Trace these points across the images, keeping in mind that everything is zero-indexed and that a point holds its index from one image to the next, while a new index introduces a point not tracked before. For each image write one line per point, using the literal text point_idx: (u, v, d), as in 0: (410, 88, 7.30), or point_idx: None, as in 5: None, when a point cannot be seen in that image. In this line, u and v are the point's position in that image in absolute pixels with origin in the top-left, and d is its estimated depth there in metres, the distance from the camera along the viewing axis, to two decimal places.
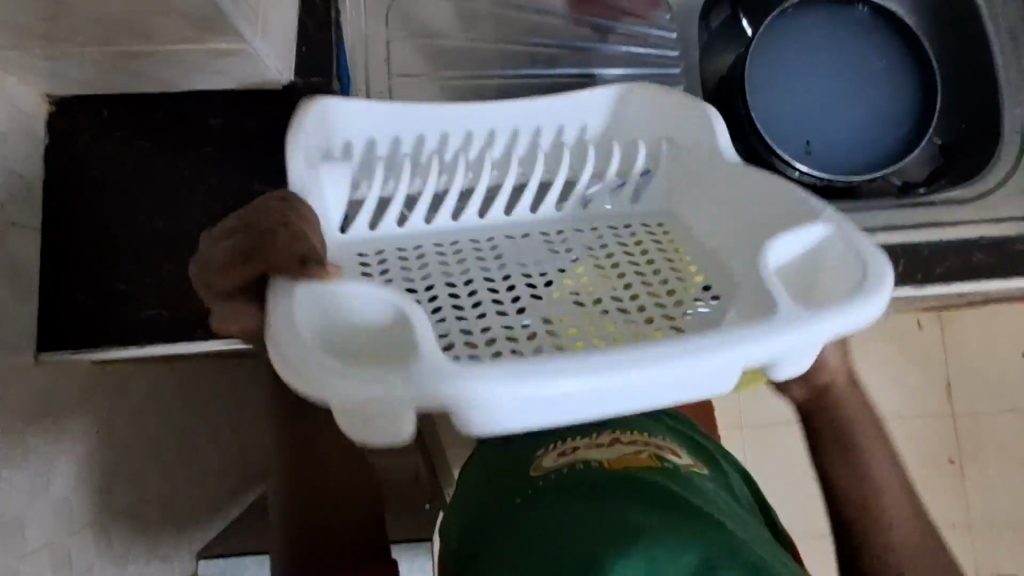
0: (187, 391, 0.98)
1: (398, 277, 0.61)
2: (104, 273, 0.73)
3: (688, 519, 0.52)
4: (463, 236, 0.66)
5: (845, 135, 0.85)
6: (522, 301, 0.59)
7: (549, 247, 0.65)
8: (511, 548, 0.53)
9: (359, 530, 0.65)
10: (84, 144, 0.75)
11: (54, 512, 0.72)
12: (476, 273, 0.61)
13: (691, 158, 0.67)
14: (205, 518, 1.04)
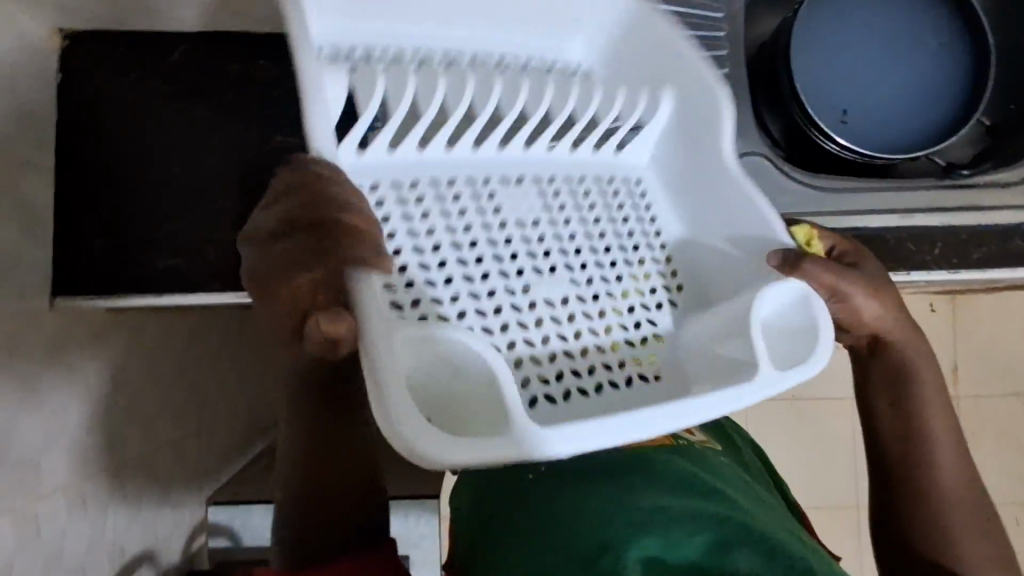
0: (199, 340, 0.98)
1: (395, 213, 0.51)
2: (121, 218, 0.72)
3: (705, 499, 0.51)
4: (460, 171, 0.55)
5: (892, 111, 0.81)
6: (526, 278, 0.53)
7: (545, 200, 0.57)
8: (525, 522, 0.53)
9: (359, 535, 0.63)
10: (99, 82, 0.72)
11: (71, 457, 0.72)
12: (476, 231, 0.53)
13: (693, 124, 0.59)
14: (214, 467, 1.05)
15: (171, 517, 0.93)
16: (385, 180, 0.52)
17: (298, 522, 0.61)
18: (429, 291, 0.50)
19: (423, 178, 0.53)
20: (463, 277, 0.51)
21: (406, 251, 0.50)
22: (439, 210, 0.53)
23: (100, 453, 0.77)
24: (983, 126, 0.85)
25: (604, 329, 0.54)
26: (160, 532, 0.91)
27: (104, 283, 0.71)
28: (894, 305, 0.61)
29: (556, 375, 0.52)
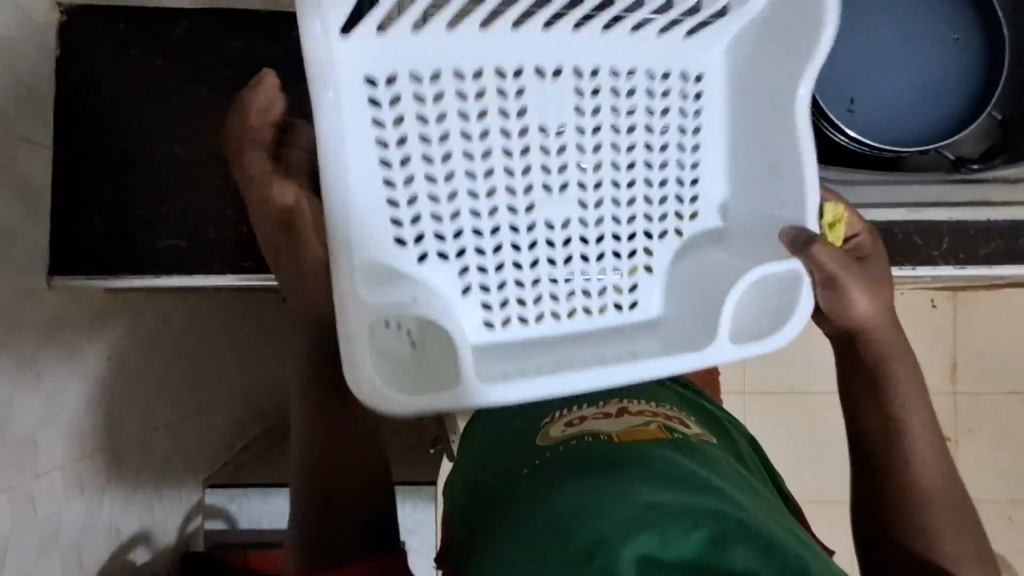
0: (196, 321, 0.97)
1: (409, 114, 0.53)
2: (120, 198, 0.71)
3: (696, 492, 0.48)
4: (490, 63, 0.54)
5: (905, 104, 0.80)
6: (531, 195, 0.56)
7: (579, 105, 0.56)
8: (517, 521, 0.51)
9: (371, 532, 0.60)
10: (97, 59, 0.71)
11: (69, 436, 0.72)
12: (493, 138, 0.54)
13: (773, 30, 0.55)
14: (212, 449, 1.05)
15: (168, 498, 0.93)
16: (402, 73, 0.52)
17: (310, 513, 0.60)
18: (431, 205, 0.54)
19: (445, 71, 0.53)
20: (467, 189, 0.55)
21: (415, 161, 0.53)
22: (457, 110, 0.54)
23: (99, 433, 0.77)
24: (995, 120, 0.83)
25: (596, 257, 0.57)
26: (157, 513, 0.91)
27: (103, 264, 0.71)
28: (880, 297, 0.61)
29: (535, 296, 0.57)
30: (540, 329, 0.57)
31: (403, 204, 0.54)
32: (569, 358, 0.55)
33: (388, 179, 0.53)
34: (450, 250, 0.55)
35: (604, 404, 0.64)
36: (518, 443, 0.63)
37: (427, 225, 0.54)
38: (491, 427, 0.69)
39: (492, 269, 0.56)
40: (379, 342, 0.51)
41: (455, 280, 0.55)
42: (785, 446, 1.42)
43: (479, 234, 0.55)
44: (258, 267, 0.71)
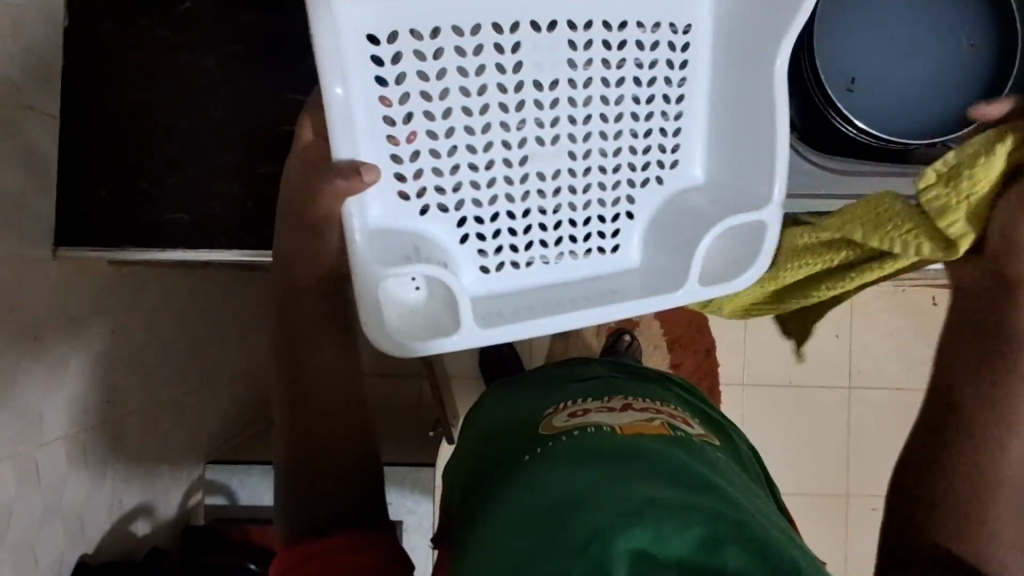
0: (197, 299, 0.97)
1: (410, 73, 0.53)
2: (124, 169, 0.71)
3: (694, 491, 0.49)
4: (487, 18, 0.53)
5: (907, 99, 0.76)
6: (526, 148, 0.56)
7: (571, 59, 0.56)
8: (510, 508, 0.52)
9: (357, 507, 0.60)
10: (103, 28, 0.70)
11: (74, 409, 0.73)
12: (490, 93, 0.54)
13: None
14: (213, 425, 1.06)
15: (169, 473, 0.94)
16: (403, 32, 0.52)
17: (295, 488, 0.60)
18: (432, 160, 0.56)
19: (444, 28, 0.52)
20: (466, 144, 0.55)
21: (417, 119, 0.54)
22: (457, 67, 0.54)
23: (104, 405, 0.78)
24: None
25: (582, 206, 0.59)
26: (160, 488, 0.92)
27: (106, 235, 0.71)
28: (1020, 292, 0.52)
29: (527, 244, 0.59)
30: (530, 273, 0.59)
31: (406, 160, 0.56)
32: (550, 300, 0.57)
33: (391, 136, 0.55)
34: (450, 202, 0.57)
35: (608, 399, 0.65)
36: (521, 431, 0.64)
37: (428, 177, 0.56)
38: (494, 415, 0.71)
39: (487, 219, 0.58)
40: (396, 299, 0.54)
41: (452, 229, 0.58)
42: (783, 438, 1.43)
43: (476, 186, 0.57)
44: (263, 244, 0.71)
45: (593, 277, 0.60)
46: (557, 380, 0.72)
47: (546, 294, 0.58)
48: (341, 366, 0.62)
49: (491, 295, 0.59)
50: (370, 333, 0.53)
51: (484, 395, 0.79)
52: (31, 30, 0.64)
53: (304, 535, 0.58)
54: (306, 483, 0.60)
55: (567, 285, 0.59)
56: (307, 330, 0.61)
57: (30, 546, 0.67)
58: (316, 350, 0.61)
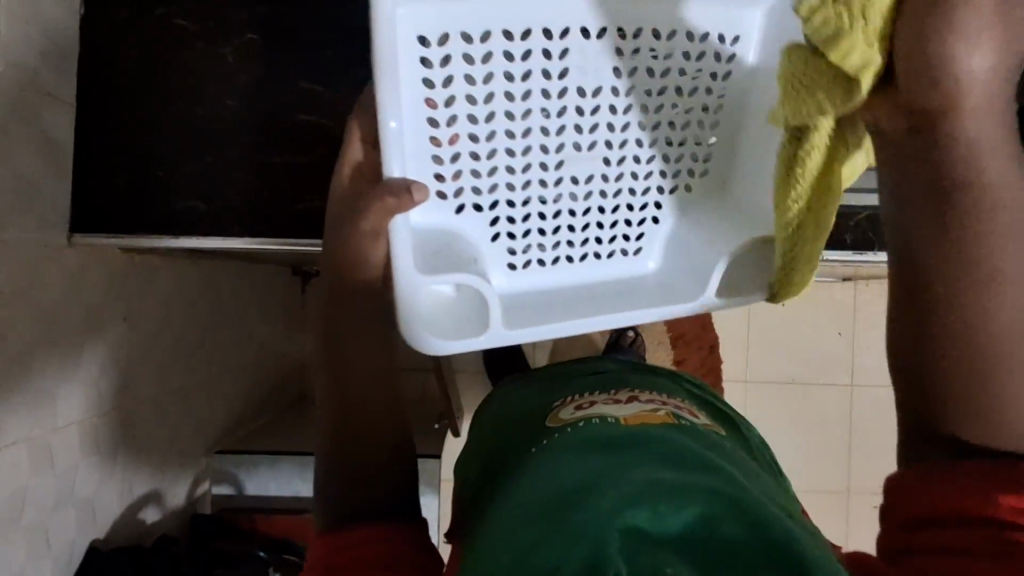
0: (206, 288, 0.97)
1: (457, 75, 0.51)
2: (141, 157, 0.71)
3: (693, 471, 0.48)
4: (538, 23, 0.50)
5: None
6: (564, 153, 0.56)
7: (617, 67, 0.53)
8: (515, 500, 0.52)
9: (391, 498, 0.58)
10: (121, 16, 0.71)
11: (88, 395, 0.74)
12: (533, 99, 0.53)
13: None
14: (220, 415, 1.06)
15: (177, 462, 0.94)
16: (452, 34, 0.50)
17: (331, 478, 0.59)
18: (471, 162, 0.55)
19: (493, 32, 0.50)
20: (505, 148, 0.55)
21: (460, 122, 0.53)
22: (503, 71, 0.52)
23: (115, 393, 0.78)
24: None
25: (611, 210, 0.59)
26: (167, 477, 0.92)
27: (121, 223, 0.71)
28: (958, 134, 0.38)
29: (554, 245, 0.60)
30: (556, 273, 0.60)
31: (447, 161, 0.55)
32: (575, 302, 0.59)
33: (433, 137, 0.53)
34: (484, 202, 0.57)
35: (614, 391, 0.65)
36: (530, 425, 0.64)
37: (466, 178, 0.56)
38: (503, 409, 0.72)
39: (519, 220, 0.58)
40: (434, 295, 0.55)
41: (485, 228, 0.58)
42: (785, 434, 1.45)
43: (511, 187, 0.57)
44: (277, 233, 0.71)
45: (619, 280, 0.61)
46: (563, 376, 0.73)
47: (569, 295, 0.60)
48: (384, 359, 0.61)
49: (520, 293, 0.60)
50: (407, 328, 0.54)
51: (495, 390, 0.79)
52: (50, 17, 0.65)
53: (337, 525, 0.57)
54: (342, 473, 0.58)
55: (589, 285, 0.60)
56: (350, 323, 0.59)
57: (42, 530, 0.68)
58: (361, 344, 0.60)
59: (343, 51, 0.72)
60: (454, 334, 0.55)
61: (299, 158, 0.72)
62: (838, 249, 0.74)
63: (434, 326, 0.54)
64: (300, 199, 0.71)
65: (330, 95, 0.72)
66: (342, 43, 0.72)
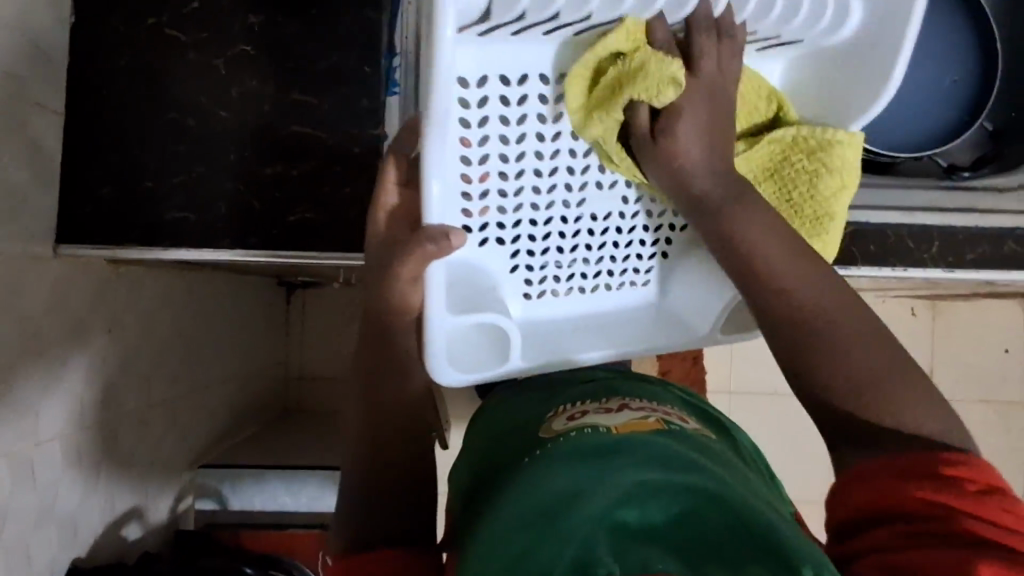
0: (191, 299, 0.96)
1: (493, 115, 0.57)
2: (131, 168, 0.70)
3: (679, 469, 0.49)
4: (571, 73, 0.60)
5: (907, 123, 0.90)
6: (586, 190, 0.62)
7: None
8: (504, 505, 0.52)
9: (407, 526, 0.60)
10: (113, 26, 0.71)
11: (71, 409, 0.72)
12: (563, 140, 0.60)
13: (831, 73, 0.65)
14: (205, 428, 1.04)
15: (159, 476, 0.92)
16: (492, 77, 0.57)
17: (354, 500, 0.60)
18: (498, 200, 0.60)
19: (530, 77, 0.58)
20: (532, 185, 0.60)
21: (492, 160, 0.58)
22: (536, 114, 0.59)
23: (98, 405, 0.77)
24: (986, 131, 0.93)
25: (624, 244, 0.65)
26: (152, 491, 0.91)
27: (109, 234, 0.70)
28: (745, 232, 0.56)
29: (568, 275, 0.64)
30: (570, 302, 0.65)
31: (475, 197, 0.59)
32: (589, 331, 0.65)
33: (466, 174, 0.57)
34: (507, 236, 0.61)
35: (605, 399, 0.66)
36: (523, 437, 0.64)
37: (492, 215, 0.60)
38: (497, 419, 0.72)
39: (538, 253, 0.63)
40: (456, 337, 0.58)
41: (505, 261, 0.62)
42: (769, 445, 1.46)
43: (534, 224, 0.62)
44: (267, 245, 0.71)
45: (629, 309, 0.67)
46: (557, 384, 0.73)
47: (582, 325, 0.65)
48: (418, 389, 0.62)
49: (537, 320, 0.65)
50: (430, 357, 0.57)
51: (487, 400, 0.80)
52: (41, 26, 0.64)
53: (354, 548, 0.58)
54: (365, 494, 0.60)
55: (598, 314, 0.66)
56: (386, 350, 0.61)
57: (22, 549, 0.66)
58: (397, 373, 0.61)
59: (336, 65, 0.72)
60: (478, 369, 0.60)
61: (291, 169, 0.71)
62: None
63: (461, 359, 0.59)
64: (290, 211, 0.71)
65: (323, 107, 0.72)
66: (336, 56, 0.72)
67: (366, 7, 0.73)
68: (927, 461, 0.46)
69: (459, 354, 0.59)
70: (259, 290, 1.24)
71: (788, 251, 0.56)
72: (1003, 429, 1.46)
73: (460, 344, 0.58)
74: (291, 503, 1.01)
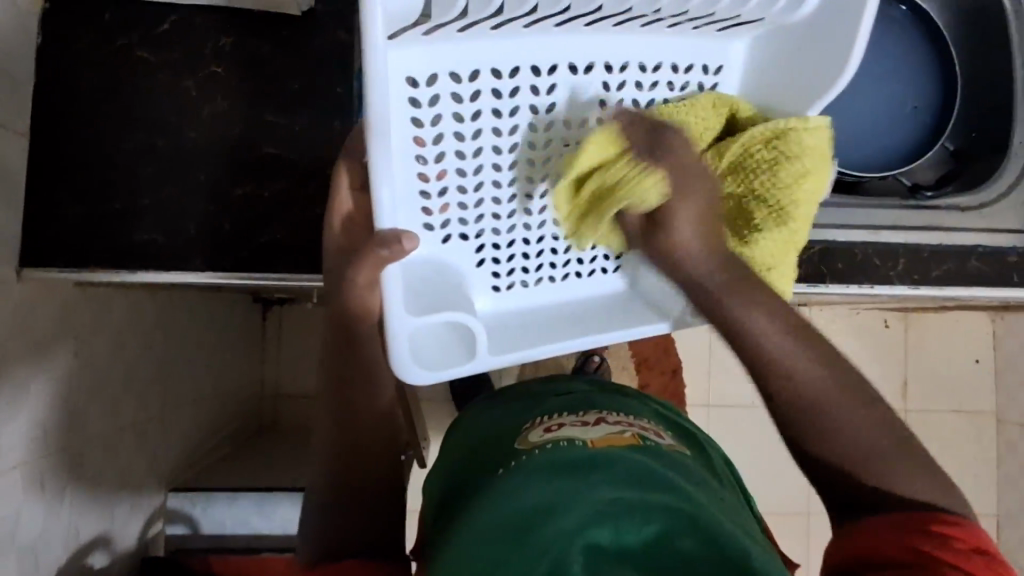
0: (162, 319, 0.95)
1: (446, 113, 0.55)
2: (99, 189, 0.69)
3: (653, 491, 0.48)
4: (525, 62, 0.57)
5: (875, 143, 0.93)
6: (548, 181, 0.61)
7: (604, 100, 0.60)
8: (476, 521, 0.51)
9: (374, 538, 0.60)
10: (82, 47, 0.70)
11: (35, 435, 0.70)
12: (520, 133, 0.58)
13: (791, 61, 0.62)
14: (176, 450, 1.03)
15: (128, 501, 0.90)
16: (442, 74, 0.54)
17: (321, 512, 0.61)
18: (458, 197, 0.59)
19: (484, 71, 0.55)
20: (492, 179, 0.59)
21: (449, 158, 0.57)
22: (492, 108, 0.57)
23: (63, 430, 0.75)
24: (948, 150, 0.96)
25: None
26: (119, 517, 0.89)
27: (74, 256, 0.69)
28: (745, 314, 0.59)
29: (537, 266, 0.65)
30: (538, 291, 0.65)
31: (434, 195, 0.58)
32: (560, 321, 0.63)
33: (422, 174, 0.56)
34: (470, 232, 0.61)
35: (582, 412, 0.64)
36: (497, 451, 0.63)
37: (453, 211, 0.59)
38: (474, 431, 0.71)
39: (504, 245, 0.63)
40: (420, 337, 0.57)
41: (470, 255, 0.62)
42: (747, 458, 1.47)
43: (497, 216, 0.61)
44: (239, 266, 0.70)
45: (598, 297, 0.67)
46: (536, 396, 0.73)
47: (552, 313, 0.64)
48: (384, 401, 0.63)
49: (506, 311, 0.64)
50: (393, 358, 0.56)
51: (466, 410, 0.79)
52: (6, 47, 0.63)
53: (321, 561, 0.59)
54: (332, 506, 0.61)
55: (569, 305, 0.66)
56: (352, 365, 0.61)
57: None
58: (363, 388, 0.62)
59: (309, 86, 0.72)
60: (442, 367, 0.58)
61: (263, 190, 0.71)
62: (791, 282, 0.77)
63: (426, 361, 0.58)
64: (263, 231, 0.71)
65: (296, 128, 0.72)
66: (308, 77, 0.72)
67: (338, 28, 0.73)
68: (915, 518, 0.52)
69: (421, 355, 0.57)
70: (233, 309, 1.23)
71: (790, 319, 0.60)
72: (974, 438, 1.49)
73: (422, 343, 0.57)
74: (263, 525, 0.99)
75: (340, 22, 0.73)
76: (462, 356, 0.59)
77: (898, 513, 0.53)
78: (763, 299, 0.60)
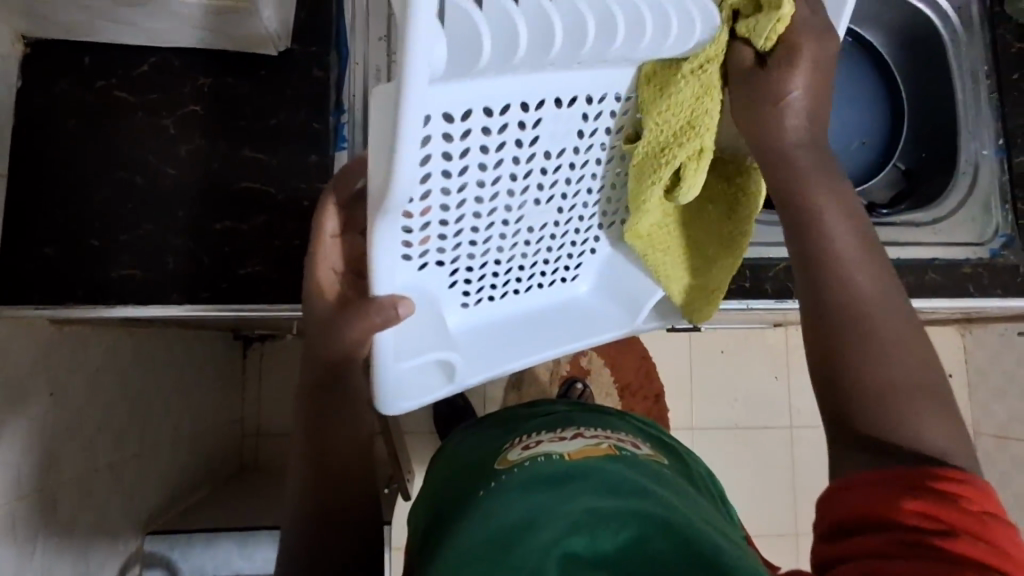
0: (137, 356, 0.94)
1: (436, 154, 0.44)
2: (76, 227, 0.70)
3: (623, 498, 0.49)
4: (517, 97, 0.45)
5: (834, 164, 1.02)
6: (524, 209, 0.53)
7: (581, 129, 0.51)
8: (462, 538, 0.51)
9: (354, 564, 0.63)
10: (61, 88, 0.72)
11: (9, 477, 0.69)
12: (504, 167, 0.48)
13: None
14: (153, 490, 1.00)
15: (102, 545, 0.87)
16: (437, 116, 0.41)
17: (301, 545, 0.62)
18: (437, 236, 0.50)
19: (478, 111, 0.43)
20: (472, 212, 0.50)
21: (433, 198, 0.46)
22: (480, 143, 0.46)
23: (38, 472, 0.73)
24: (899, 170, 1.04)
25: (558, 248, 0.60)
26: (96, 563, 0.87)
27: (52, 293, 0.69)
28: (862, 277, 0.54)
29: (505, 281, 0.60)
30: (503, 305, 0.62)
31: (416, 230, 0.48)
32: (529, 340, 0.62)
33: (406, 213, 0.46)
34: (447, 259, 0.53)
35: (559, 429, 0.65)
36: (479, 471, 0.64)
37: (432, 242, 0.50)
38: (458, 451, 0.73)
39: (477, 267, 0.56)
40: (403, 374, 0.56)
41: (443, 279, 0.55)
42: (733, 480, 1.48)
43: (474, 242, 0.53)
44: (218, 298, 0.71)
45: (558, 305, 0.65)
46: (514, 418, 0.74)
47: (518, 330, 0.63)
48: (363, 436, 0.64)
49: (473, 326, 0.60)
50: (380, 396, 0.56)
51: (449, 437, 0.80)
52: None
53: None
54: (313, 540, 0.62)
55: (532, 316, 0.64)
56: (333, 407, 0.62)
57: None
58: (342, 427, 0.63)
59: (284, 122, 0.75)
60: (414, 397, 0.58)
61: (241, 224, 0.72)
62: (761, 299, 0.79)
63: (402, 393, 0.57)
64: (242, 264, 0.72)
65: (271, 163, 0.74)
66: (284, 114, 0.75)
67: (313, 67, 0.76)
68: (927, 475, 0.47)
69: (399, 388, 0.56)
70: (212, 346, 1.22)
71: (884, 283, 0.54)
72: None
73: (400, 377, 0.56)
74: (245, 568, 0.97)
75: (315, 61, 0.76)
76: (437, 379, 0.59)
77: (911, 467, 0.48)
78: (847, 210, 0.55)
